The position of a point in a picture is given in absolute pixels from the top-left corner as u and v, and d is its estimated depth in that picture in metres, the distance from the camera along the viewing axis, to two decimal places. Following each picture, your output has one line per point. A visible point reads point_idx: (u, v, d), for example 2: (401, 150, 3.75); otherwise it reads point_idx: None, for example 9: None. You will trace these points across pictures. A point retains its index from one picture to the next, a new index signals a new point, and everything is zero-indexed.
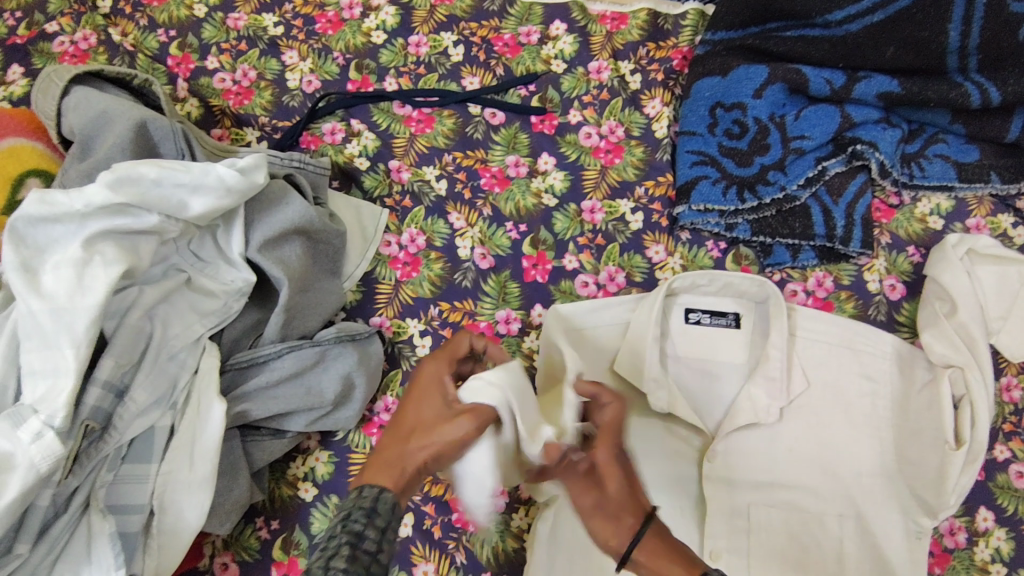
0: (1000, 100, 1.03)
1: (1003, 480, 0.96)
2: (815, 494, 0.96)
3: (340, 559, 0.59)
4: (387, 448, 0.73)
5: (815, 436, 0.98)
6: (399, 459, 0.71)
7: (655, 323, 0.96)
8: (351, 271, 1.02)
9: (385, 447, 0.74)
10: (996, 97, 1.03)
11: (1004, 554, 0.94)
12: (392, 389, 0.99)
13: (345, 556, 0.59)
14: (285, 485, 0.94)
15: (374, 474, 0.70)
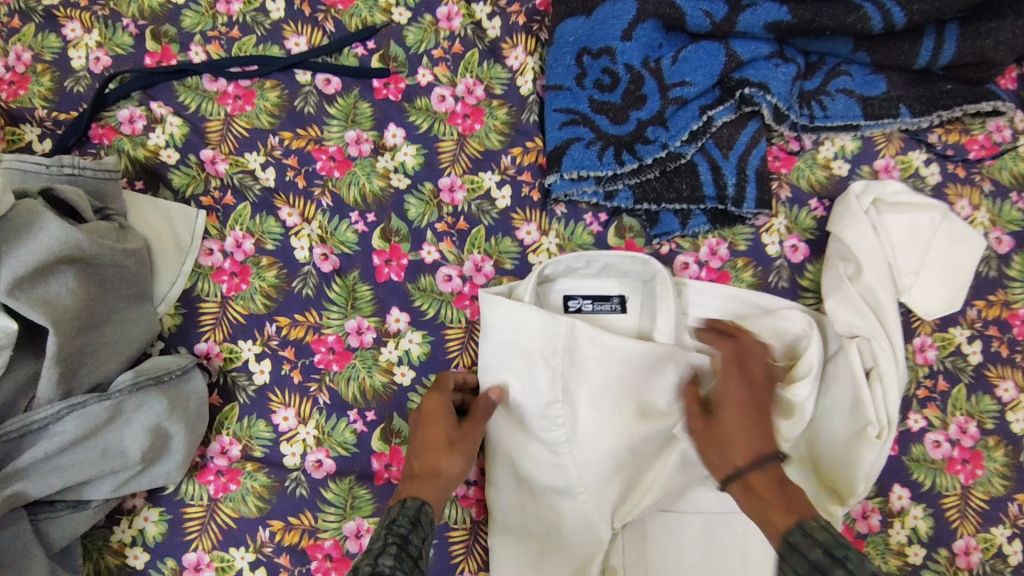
0: (904, 23, 0.90)
1: (918, 452, 0.89)
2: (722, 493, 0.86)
3: (388, 558, 0.61)
4: (412, 467, 0.78)
5: None
6: (423, 474, 0.76)
7: (534, 312, 0.83)
8: (164, 292, 0.86)
9: (411, 466, 0.79)
10: (900, 19, 0.90)
11: (920, 534, 0.87)
12: (227, 427, 0.85)
13: (392, 555, 0.61)
14: (110, 555, 0.81)
15: (409, 489, 0.75)
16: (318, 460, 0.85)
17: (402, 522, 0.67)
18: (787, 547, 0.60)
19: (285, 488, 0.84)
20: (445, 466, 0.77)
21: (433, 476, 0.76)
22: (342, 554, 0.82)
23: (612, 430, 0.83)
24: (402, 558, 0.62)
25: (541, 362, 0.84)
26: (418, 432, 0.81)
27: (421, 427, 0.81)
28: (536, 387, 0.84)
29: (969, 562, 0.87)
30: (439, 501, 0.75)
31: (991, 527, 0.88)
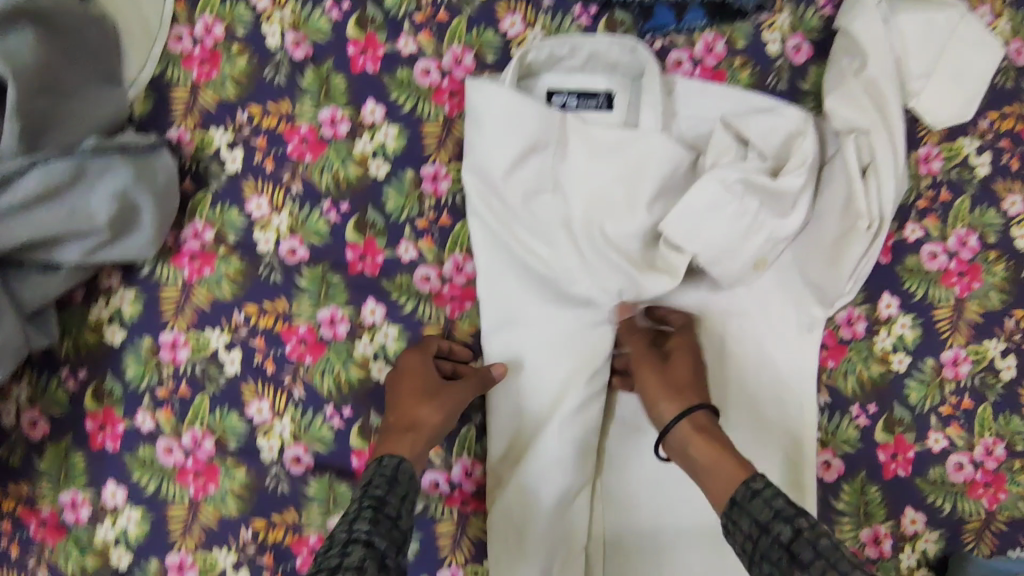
0: None
1: (912, 262, 0.86)
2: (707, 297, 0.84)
3: (364, 522, 0.59)
4: (390, 423, 0.75)
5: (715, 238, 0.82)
6: (400, 428, 0.74)
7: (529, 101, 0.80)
8: (134, 76, 0.84)
9: (388, 423, 0.76)
10: None
11: (906, 342, 0.85)
12: (201, 213, 0.84)
13: (368, 518, 0.59)
14: (88, 331, 0.83)
15: (387, 445, 0.72)
16: (292, 248, 0.84)
17: (379, 484, 0.65)
18: (747, 493, 0.61)
19: (259, 274, 0.84)
20: (423, 422, 0.74)
21: (410, 430, 0.73)
22: (316, 340, 0.83)
23: (601, 224, 0.82)
24: (379, 519, 0.60)
25: (532, 154, 0.82)
26: (397, 391, 0.78)
27: (400, 387, 0.78)
28: (524, 177, 0.83)
29: (956, 373, 0.85)
30: (417, 456, 0.72)
31: (984, 341, 0.86)
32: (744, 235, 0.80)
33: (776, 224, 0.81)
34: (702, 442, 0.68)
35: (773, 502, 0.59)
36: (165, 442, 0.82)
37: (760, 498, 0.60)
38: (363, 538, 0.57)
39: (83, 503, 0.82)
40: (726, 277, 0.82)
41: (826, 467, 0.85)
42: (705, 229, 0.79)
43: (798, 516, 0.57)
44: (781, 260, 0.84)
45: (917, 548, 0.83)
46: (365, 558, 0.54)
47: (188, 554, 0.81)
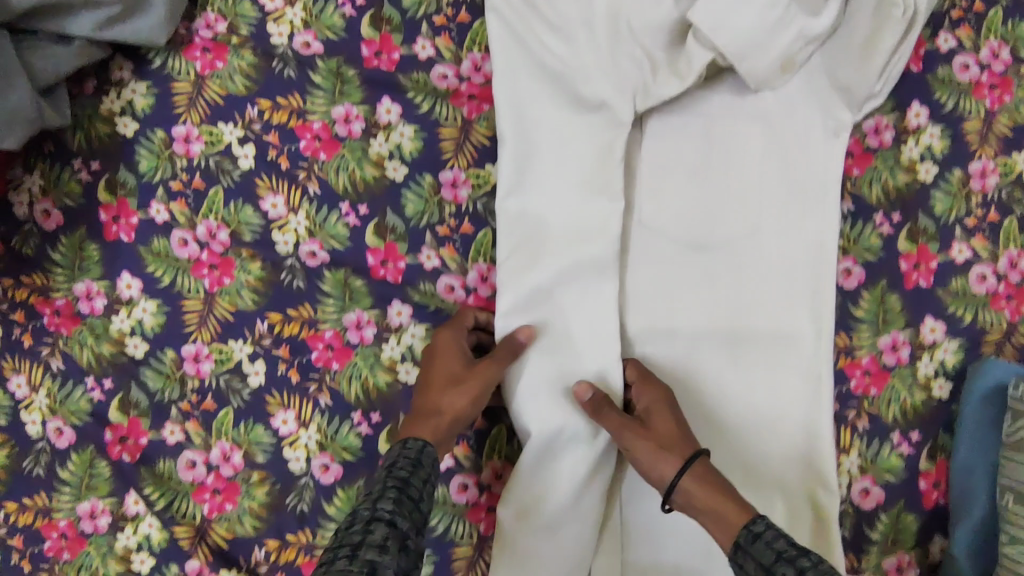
0: None
1: (944, 73, 0.84)
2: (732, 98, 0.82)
3: (388, 502, 0.58)
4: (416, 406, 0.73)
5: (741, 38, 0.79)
6: (428, 413, 0.72)
7: None
8: None
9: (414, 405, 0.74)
10: None
11: (935, 152, 0.83)
12: (213, 4, 0.82)
13: (391, 499, 0.59)
14: (100, 123, 0.81)
15: (407, 430, 0.71)
16: (306, 42, 0.81)
17: (403, 465, 0.63)
18: (749, 538, 0.62)
19: (272, 68, 0.81)
20: (449, 407, 0.72)
21: (438, 414, 0.71)
22: (331, 137, 0.81)
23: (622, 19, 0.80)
24: (395, 495, 0.59)
25: None
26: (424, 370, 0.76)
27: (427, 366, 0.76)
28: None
29: (984, 186, 0.83)
30: (437, 437, 0.70)
31: (1013, 154, 0.84)
32: (775, 27, 0.77)
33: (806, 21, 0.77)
34: (702, 486, 0.68)
35: (774, 544, 0.60)
36: (180, 234, 0.80)
37: (762, 541, 0.61)
38: (386, 517, 0.57)
39: (98, 295, 0.80)
40: (755, 76, 0.79)
41: (847, 275, 0.82)
42: (731, 20, 0.76)
43: (801, 556, 0.57)
44: (811, 63, 0.81)
45: (935, 358, 0.81)
46: (387, 538, 0.54)
47: (205, 345, 0.80)
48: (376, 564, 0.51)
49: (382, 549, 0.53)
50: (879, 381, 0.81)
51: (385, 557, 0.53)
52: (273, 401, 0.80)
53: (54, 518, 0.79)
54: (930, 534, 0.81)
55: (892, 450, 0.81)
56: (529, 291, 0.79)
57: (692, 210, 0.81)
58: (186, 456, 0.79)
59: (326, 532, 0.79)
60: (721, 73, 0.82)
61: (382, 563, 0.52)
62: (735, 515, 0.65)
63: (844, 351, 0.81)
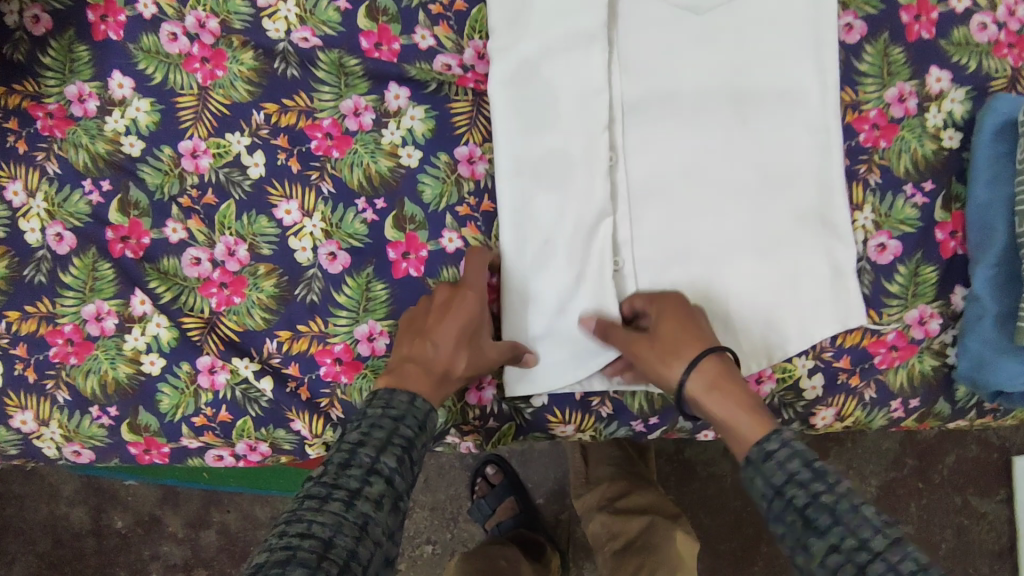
0: None
1: None
2: None
3: (390, 457, 0.61)
4: (420, 352, 0.70)
5: None
6: (431, 371, 0.70)
7: None
8: None
9: (408, 344, 0.72)
10: None
11: None
12: None
13: (396, 455, 0.62)
14: None
15: (399, 374, 0.69)
16: None
17: (411, 425, 0.65)
18: (761, 455, 0.59)
19: None
20: (454, 371, 0.71)
21: (443, 381, 0.70)
22: None
23: None
24: (392, 451, 0.62)
25: None
26: (439, 315, 0.72)
27: (443, 312, 0.73)
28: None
29: None
30: (427, 384, 0.68)
31: None
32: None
33: None
34: (717, 397, 0.65)
35: (787, 465, 0.57)
36: (169, 29, 0.78)
37: (774, 460, 0.58)
38: (385, 474, 0.60)
39: (90, 96, 0.78)
40: None
41: (848, 32, 0.81)
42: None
43: (813, 480, 0.55)
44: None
45: (943, 109, 0.80)
46: (383, 495, 0.58)
47: (202, 141, 0.78)
48: (366, 519, 0.56)
49: (376, 505, 0.58)
50: (888, 135, 0.79)
51: (377, 515, 0.57)
52: (274, 193, 0.78)
53: (59, 324, 0.77)
54: (952, 285, 0.78)
55: (906, 202, 0.78)
56: (521, 68, 0.77)
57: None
58: (190, 253, 0.78)
59: (338, 320, 0.77)
60: None
61: (372, 520, 0.56)
62: (751, 429, 0.62)
63: (851, 106, 0.80)
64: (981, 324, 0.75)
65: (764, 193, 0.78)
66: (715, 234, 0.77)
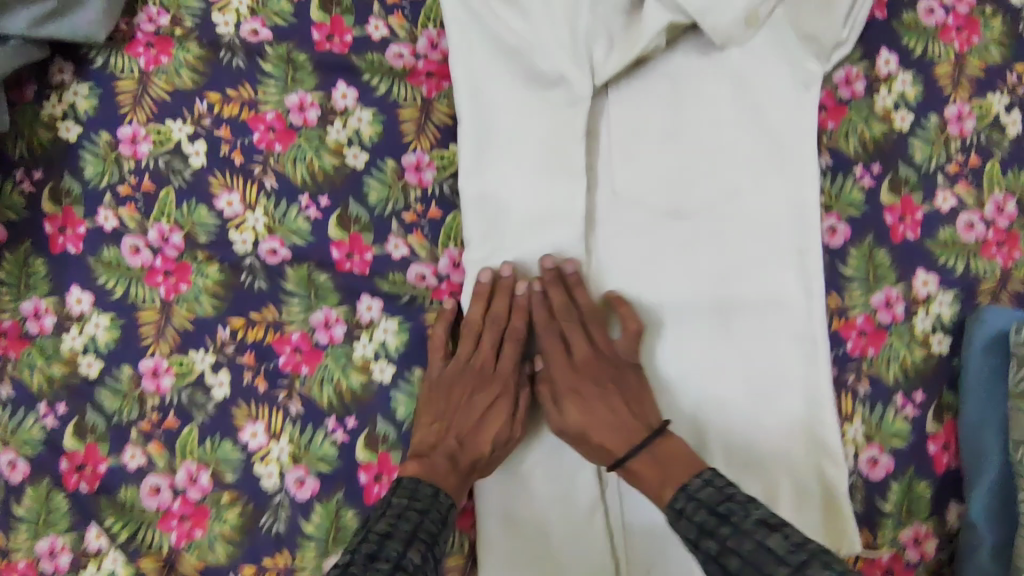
0: None
1: (910, 18, 0.81)
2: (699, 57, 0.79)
3: (416, 551, 0.57)
4: (450, 441, 0.70)
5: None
6: (458, 464, 0.69)
7: None
8: None
9: (424, 428, 0.71)
10: None
11: (908, 99, 0.80)
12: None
13: (417, 549, 0.57)
14: (43, 130, 0.76)
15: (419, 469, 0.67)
16: (254, 30, 0.78)
17: (435, 520, 0.61)
18: (674, 513, 0.61)
19: (220, 60, 0.77)
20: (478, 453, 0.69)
21: (472, 473, 0.70)
22: (286, 128, 0.77)
23: None
24: (419, 544, 0.58)
25: None
26: (473, 401, 0.72)
27: (477, 397, 0.72)
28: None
29: (961, 130, 0.80)
30: (451, 484, 0.67)
31: (988, 96, 0.81)
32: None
33: None
34: (648, 464, 0.67)
35: (695, 519, 0.59)
36: (131, 240, 0.75)
37: (713, 487, 0.61)
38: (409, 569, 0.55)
39: (46, 312, 0.75)
40: (719, 34, 0.76)
41: (832, 233, 0.78)
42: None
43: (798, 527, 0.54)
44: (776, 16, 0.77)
45: (931, 312, 0.77)
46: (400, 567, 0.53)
47: (164, 359, 0.74)
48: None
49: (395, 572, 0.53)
50: (876, 342, 0.76)
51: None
52: (240, 413, 0.74)
53: (13, 559, 0.72)
54: (946, 501, 0.76)
55: (896, 414, 0.76)
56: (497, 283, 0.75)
57: (659, 170, 0.78)
58: (149, 481, 0.73)
59: (305, 553, 0.72)
60: (681, 36, 0.79)
61: None
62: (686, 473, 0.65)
63: (837, 312, 0.77)
64: (978, 555, 0.74)
65: (749, 400, 0.75)
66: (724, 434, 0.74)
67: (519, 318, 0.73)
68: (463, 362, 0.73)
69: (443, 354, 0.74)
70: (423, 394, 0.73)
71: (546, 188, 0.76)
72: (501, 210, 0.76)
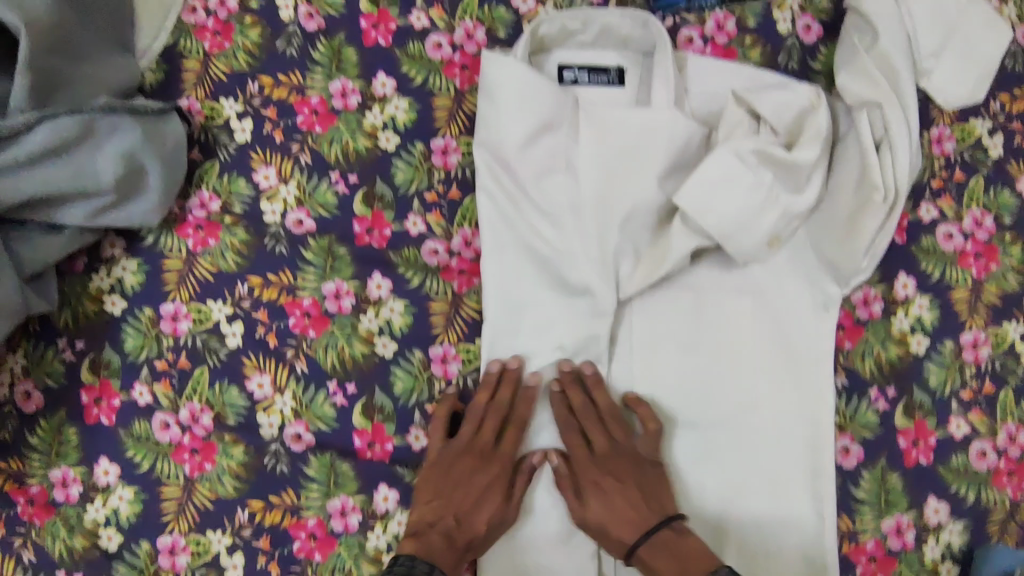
0: None
1: (928, 243, 0.84)
2: (723, 269, 0.82)
3: None
4: (448, 518, 0.73)
5: (736, 215, 0.77)
6: (454, 542, 0.72)
7: (535, 75, 0.79)
8: (146, 44, 0.82)
9: (421, 501, 0.74)
10: None
11: (926, 324, 0.82)
12: (207, 182, 0.81)
13: None
14: (88, 302, 0.79)
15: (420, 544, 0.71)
16: (299, 219, 0.81)
17: None
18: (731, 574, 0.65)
19: (264, 245, 0.80)
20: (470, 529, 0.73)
21: (467, 550, 0.73)
22: (321, 313, 0.80)
23: (610, 205, 0.79)
24: None
25: (541, 130, 0.80)
26: (473, 478, 0.75)
27: (476, 476, 0.75)
28: (550, 150, 0.80)
29: (976, 357, 0.82)
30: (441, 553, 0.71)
31: (1003, 323, 0.83)
32: (760, 208, 0.77)
33: (791, 200, 0.78)
34: (660, 555, 0.71)
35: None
36: (162, 417, 0.77)
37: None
38: None
39: (74, 481, 0.77)
40: (743, 254, 0.78)
41: (844, 452, 0.80)
42: (706, 208, 0.76)
43: None
44: (796, 238, 0.81)
45: (939, 540, 0.79)
46: None
47: (181, 537, 0.76)
48: None
49: None
50: (885, 568, 0.78)
51: None
52: None
53: None
54: None
55: None
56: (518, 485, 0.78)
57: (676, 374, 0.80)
58: None
59: None
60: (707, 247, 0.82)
61: None
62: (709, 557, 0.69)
63: (848, 534, 0.79)
64: None
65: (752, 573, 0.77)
66: (745, 555, 0.77)
67: (525, 406, 0.77)
68: (466, 443, 0.76)
69: (444, 432, 0.77)
70: (423, 470, 0.76)
71: (565, 383, 0.78)
72: (516, 402, 0.78)
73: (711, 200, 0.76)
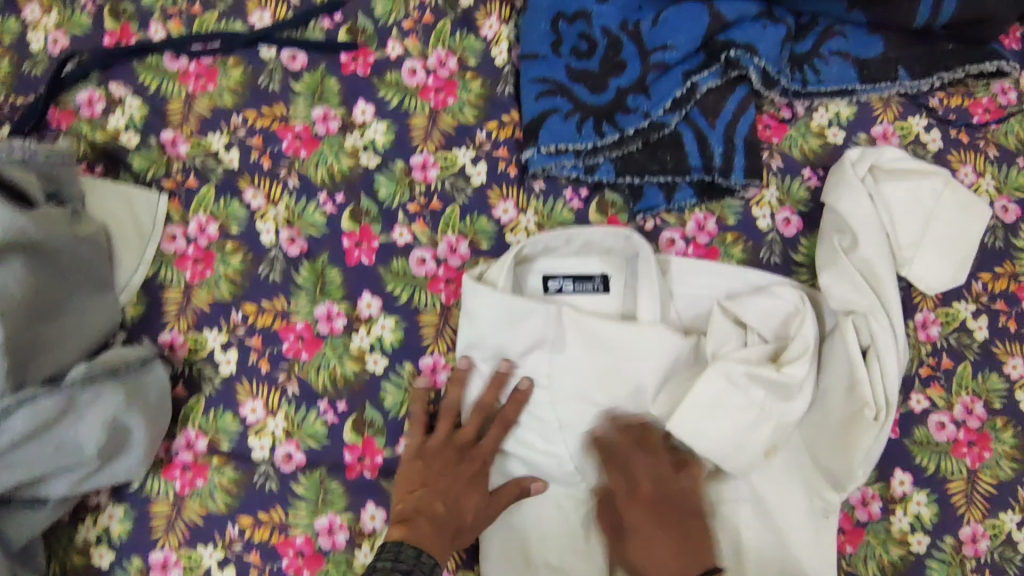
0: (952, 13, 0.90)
1: (921, 434, 0.84)
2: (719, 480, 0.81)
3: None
4: (434, 506, 0.73)
5: (730, 437, 0.76)
6: (441, 527, 0.72)
7: (518, 300, 0.80)
8: (126, 280, 0.82)
9: (410, 489, 0.75)
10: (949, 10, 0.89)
11: (924, 520, 0.82)
12: (192, 420, 0.81)
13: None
14: (74, 554, 0.77)
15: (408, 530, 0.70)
16: (287, 453, 0.80)
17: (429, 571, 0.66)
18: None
19: (254, 482, 0.79)
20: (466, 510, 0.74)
21: (454, 536, 0.73)
22: (314, 551, 0.78)
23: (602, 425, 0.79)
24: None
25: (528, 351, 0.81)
26: (459, 469, 0.77)
27: (461, 473, 0.76)
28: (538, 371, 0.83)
29: (977, 550, 0.82)
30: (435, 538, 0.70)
31: (999, 514, 0.83)
32: (754, 427, 0.77)
33: (784, 413, 0.78)
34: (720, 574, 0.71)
35: None
36: None
37: None
38: None
39: None
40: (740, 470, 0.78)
41: None
42: (698, 435, 0.76)
43: None
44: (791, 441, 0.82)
45: None
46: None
47: None
48: None
49: None
50: None
51: None
52: None
53: None
54: None
55: None
56: None
57: None
58: None
59: None
60: None
61: None
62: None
63: None
64: None
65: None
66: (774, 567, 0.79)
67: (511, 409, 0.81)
68: (444, 438, 0.79)
69: (421, 431, 0.79)
70: (402, 466, 0.77)
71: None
72: None
73: (704, 424, 0.76)
